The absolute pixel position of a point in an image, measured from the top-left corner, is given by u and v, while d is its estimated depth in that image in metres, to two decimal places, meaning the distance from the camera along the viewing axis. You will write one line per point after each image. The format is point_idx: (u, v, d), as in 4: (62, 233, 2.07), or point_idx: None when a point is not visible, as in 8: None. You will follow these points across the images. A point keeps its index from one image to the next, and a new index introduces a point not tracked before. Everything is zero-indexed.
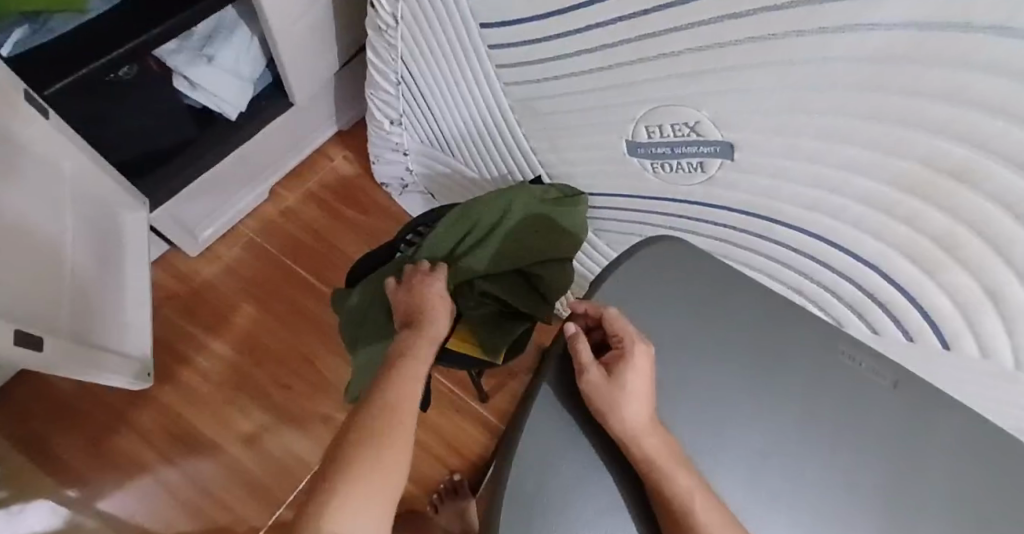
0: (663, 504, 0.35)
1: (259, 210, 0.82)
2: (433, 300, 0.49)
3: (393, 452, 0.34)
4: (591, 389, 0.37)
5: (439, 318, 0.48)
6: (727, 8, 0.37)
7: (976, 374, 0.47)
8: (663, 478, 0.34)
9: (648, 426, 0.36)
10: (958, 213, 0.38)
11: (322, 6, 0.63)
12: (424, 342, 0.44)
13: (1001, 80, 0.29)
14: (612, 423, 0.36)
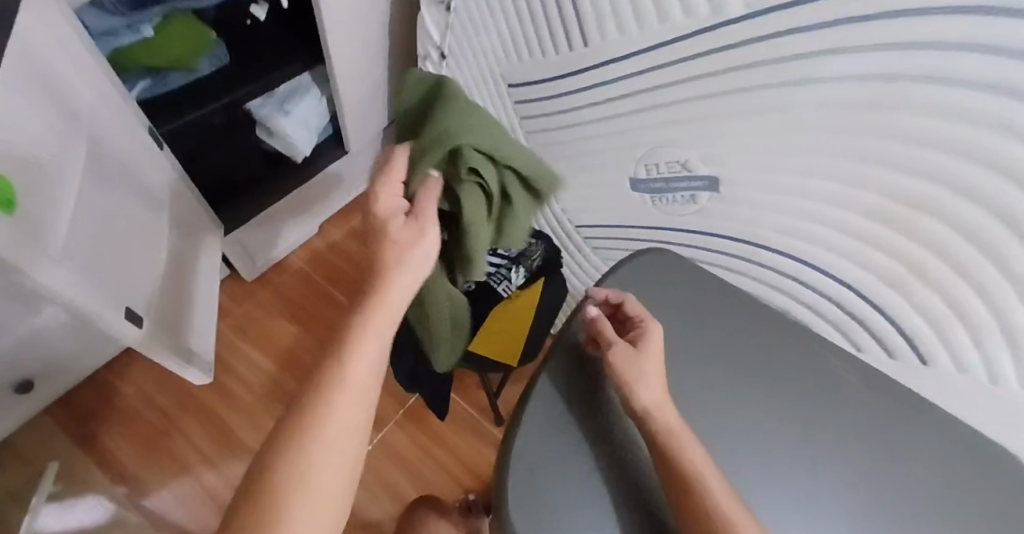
0: (674, 472, 0.39)
1: (308, 243, 0.93)
2: (396, 234, 0.37)
3: (329, 455, 0.32)
4: (614, 364, 0.42)
5: (402, 267, 0.37)
6: (709, 66, 0.47)
7: (955, 389, 0.51)
8: (676, 447, 0.39)
9: (664, 401, 0.41)
10: (912, 231, 0.44)
11: (381, 72, 0.76)
12: (379, 303, 0.36)
13: (940, 118, 0.38)
14: (632, 396, 0.41)
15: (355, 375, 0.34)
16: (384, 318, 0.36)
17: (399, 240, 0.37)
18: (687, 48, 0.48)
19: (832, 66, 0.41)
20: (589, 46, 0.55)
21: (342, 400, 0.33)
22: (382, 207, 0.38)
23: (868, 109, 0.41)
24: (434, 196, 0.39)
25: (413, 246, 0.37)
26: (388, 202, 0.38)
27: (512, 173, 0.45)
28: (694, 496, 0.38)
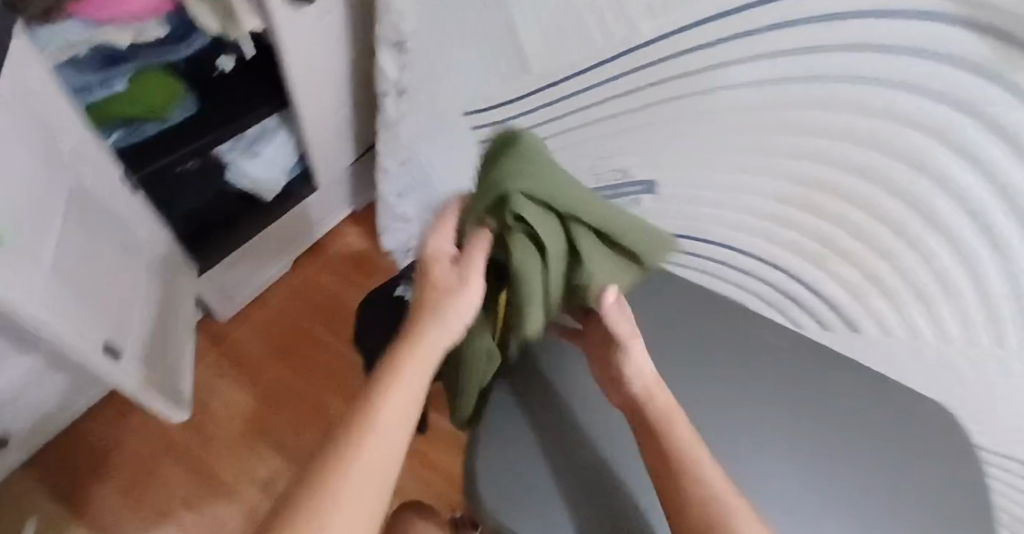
0: (675, 449, 0.39)
1: (281, 279, 0.95)
2: (439, 278, 0.38)
3: (357, 494, 0.31)
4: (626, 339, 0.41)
5: (443, 309, 0.37)
6: (629, 84, 0.53)
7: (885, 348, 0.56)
8: (675, 424, 0.40)
9: (656, 384, 0.42)
10: (822, 212, 0.50)
11: (344, 112, 0.82)
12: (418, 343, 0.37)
13: (825, 111, 0.43)
14: (639, 371, 0.42)
15: (390, 411, 0.34)
16: (421, 359, 0.36)
17: (441, 284, 0.38)
18: (608, 69, 0.53)
19: (730, 76, 0.46)
20: (534, 70, 0.59)
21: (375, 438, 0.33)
22: (432, 252, 0.39)
23: (772, 106, 0.46)
24: (485, 243, 0.37)
25: (457, 291, 0.37)
26: (437, 247, 0.39)
27: (582, 228, 0.36)
28: (694, 473, 0.38)
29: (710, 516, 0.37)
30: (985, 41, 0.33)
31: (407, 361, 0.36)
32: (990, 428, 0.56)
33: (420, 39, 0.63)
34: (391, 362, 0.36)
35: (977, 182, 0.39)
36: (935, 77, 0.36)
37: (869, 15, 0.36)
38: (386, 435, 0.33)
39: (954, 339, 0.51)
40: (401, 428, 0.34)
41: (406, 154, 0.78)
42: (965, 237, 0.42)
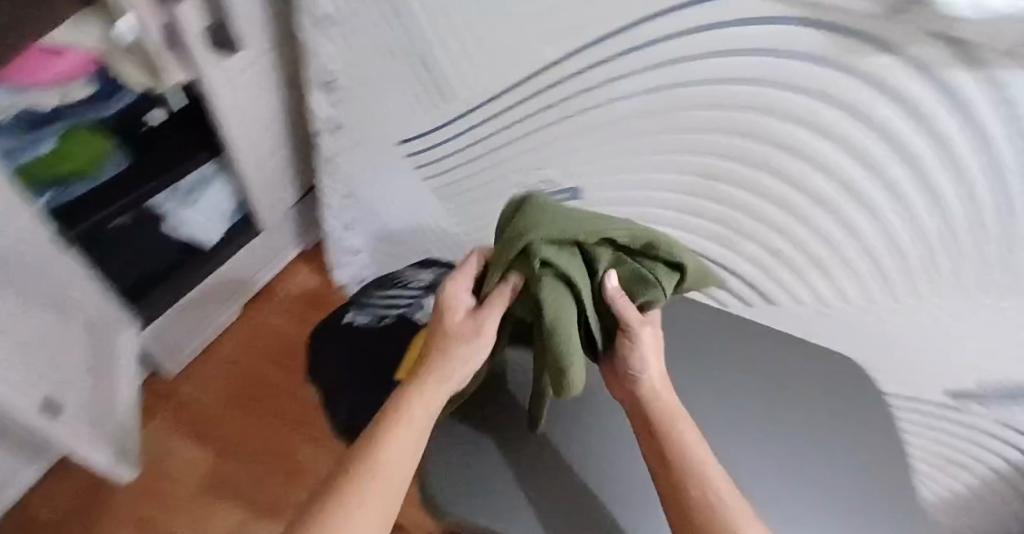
0: (677, 450, 0.38)
1: (232, 325, 0.95)
2: (456, 324, 0.40)
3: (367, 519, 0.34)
4: (636, 337, 0.38)
5: (457, 354, 0.40)
6: (541, 103, 0.57)
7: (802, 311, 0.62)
8: (676, 425, 0.39)
9: (660, 385, 0.41)
10: (723, 198, 0.56)
11: (282, 155, 0.83)
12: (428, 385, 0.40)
13: (707, 109, 0.49)
14: (643, 369, 0.40)
15: (400, 450, 0.37)
16: (431, 403, 0.39)
17: (457, 329, 0.40)
18: (513, 95, 0.58)
19: (614, 91, 0.52)
20: (455, 97, 0.61)
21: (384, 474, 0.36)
22: (453, 297, 0.41)
23: (667, 114, 0.52)
24: (505, 298, 0.39)
25: (470, 340, 0.40)
26: (458, 293, 0.41)
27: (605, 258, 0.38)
28: (696, 475, 0.37)
29: (713, 519, 0.36)
30: (827, 38, 0.38)
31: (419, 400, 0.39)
32: (909, 376, 0.62)
33: (347, 77, 0.65)
34: (402, 402, 0.39)
35: (839, 157, 0.45)
36: (794, 78, 0.42)
37: (730, 28, 0.42)
38: (396, 469, 0.36)
39: (854, 301, 0.58)
40: (408, 465, 0.37)
41: (348, 186, 0.79)
42: (838, 203, 0.49)
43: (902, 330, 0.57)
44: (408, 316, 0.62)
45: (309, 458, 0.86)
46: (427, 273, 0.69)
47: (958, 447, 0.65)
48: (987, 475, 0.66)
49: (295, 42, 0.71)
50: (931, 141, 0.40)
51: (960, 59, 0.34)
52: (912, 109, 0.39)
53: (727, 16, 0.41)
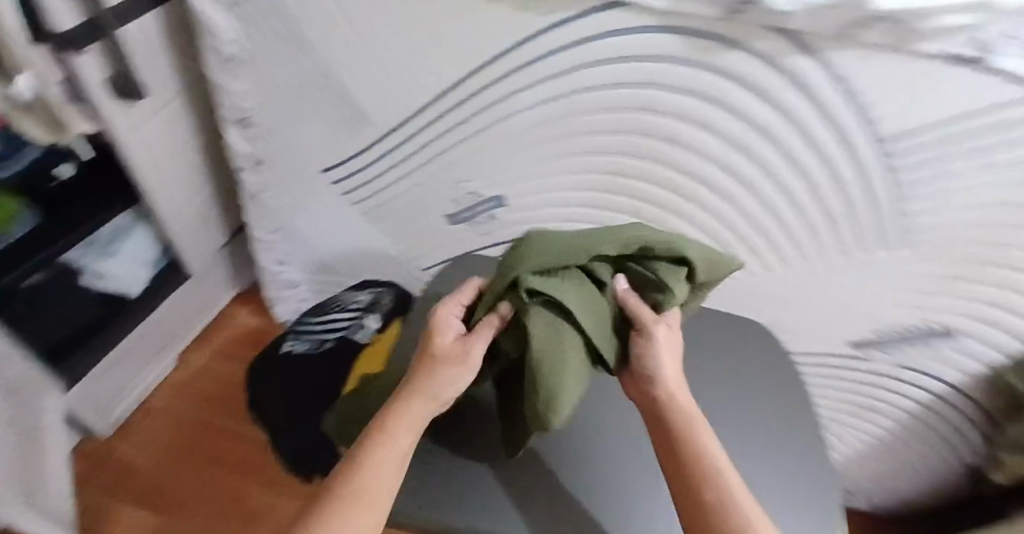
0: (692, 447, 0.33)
1: (169, 378, 0.93)
2: (438, 344, 0.35)
3: None
4: (647, 331, 0.35)
5: (439, 375, 0.34)
6: (446, 124, 0.60)
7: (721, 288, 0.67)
8: (693, 420, 0.34)
9: (675, 383, 0.35)
10: (628, 193, 0.62)
11: (204, 197, 0.82)
12: (405, 411, 0.34)
13: (603, 114, 0.54)
14: (655, 364, 0.35)
15: (366, 484, 0.31)
16: (408, 432, 0.33)
17: (440, 349, 0.35)
18: (425, 115, 0.60)
19: (519, 102, 0.56)
20: (370, 119, 0.62)
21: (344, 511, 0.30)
22: (439, 317, 0.37)
23: (566, 120, 0.56)
24: (489, 330, 0.34)
25: (455, 359, 0.34)
26: (446, 314, 0.37)
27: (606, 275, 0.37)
28: (712, 475, 0.32)
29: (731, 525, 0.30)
30: (680, 39, 0.46)
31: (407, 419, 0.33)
32: (820, 336, 0.67)
33: (262, 112, 0.66)
34: (383, 425, 0.33)
35: (713, 141, 0.53)
36: (667, 78, 0.49)
37: (603, 39, 0.48)
38: (371, 498, 0.31)
39: (755, 272, 0.64)
40: (374, 505, 0.31)
41: (277, 221, 0.79)
42: (721, 180, 0.56)
43: (805, 292, 0.63)
44: (348, 337, 0.64)
45: (263, 501, 0.83)
46: (364, 293, 0.70)
47: (873, 394, 0.71)
48: (903, 418, 0.73)
49: (207, 82, 0.72)
50: (780, 113, 0.48)
51: (792, 46, 0.43)
52: (759, 88, 0.47)
53: (599, 30, 0.48)
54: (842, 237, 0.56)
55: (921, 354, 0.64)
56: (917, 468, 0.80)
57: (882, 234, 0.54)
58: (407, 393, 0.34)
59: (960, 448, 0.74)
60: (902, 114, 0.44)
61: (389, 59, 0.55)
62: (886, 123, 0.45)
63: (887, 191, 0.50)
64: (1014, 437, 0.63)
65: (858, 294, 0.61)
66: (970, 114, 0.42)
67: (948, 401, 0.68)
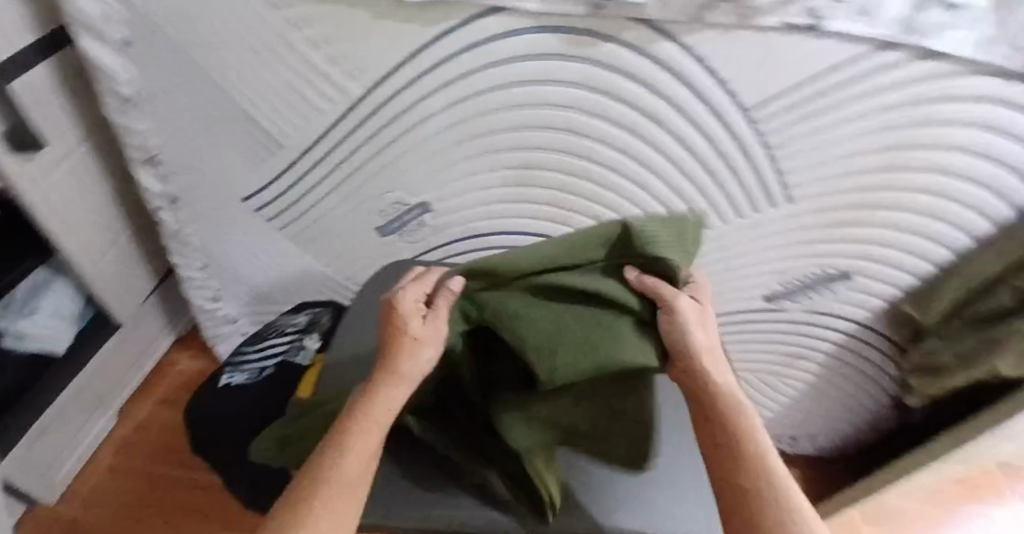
0: (734, 425, 0.31)
1: (112, 434, 0.91)
2: (404, 323, 0.35)
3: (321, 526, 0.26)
4: (680, 312, 0.33)
5: (413, 352, 0.34)
6: (359, 140, 0.61)
7: None
8: (738, 400, 0.32)
9: (712, 352, 0.33)
10: (545, 182, 0.64)
11: (125, 242, 0.81)
12: (380, 389, 0.33)
13: (512, 108, 0.57)
14: (696, 342, 0.33)
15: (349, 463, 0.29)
16: (386, 401, 0.32)
17: (406, 328, 0.35)
18: (335, 135, 0.60)
19: (427, 108, 0.57)
20: (280, 145, 0.62)
21: (333, 489, 0.28)
22: (403, 302, 0.36)
23: (470, 121, 0.59)
24: (454, 284, 0.38)
25: (425, 337, 0.34)
26: (409, 298, 0.37)
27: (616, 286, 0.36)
28: (760, 456, 0.30)
29: (778, 508, 0.28)
30: (552, 36, 0.50)
31: (387, 388, 0.33)
32: (738, 295, 0.73)
33: (171, 149, 0.66)
34: (359, 400, 0.32)
35: (607, 126, 0.57)
36: (553, 74, 0.53)
37: (490, 42, 0.51)
38: (356, 464, 0.29)
39: None
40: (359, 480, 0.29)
41: (203, 256, 0.79)
42: (620, 163, 0.61)
43: (714, 255, 0.68)
44: (288, 359, 0.63)
45: None
46: (301, 315, 0.71)
47: (791, 341, 0.77)
48: (827, 360, 0.79)
49: (111, 126, 0.71)
50: (656, 95, 0.53)
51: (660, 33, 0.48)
52: (635, 76, 0.52)
53: (489, 33, 0.50)
54: (734, 202, 0.62)
55: (826, 297, 0.70)
56: (850, 406, 0.87)
57: (767, 194, 0.60)
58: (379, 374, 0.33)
59: (880, 381, 0.81)
60: (759, 85, 0.50)
61: (287, 85, 0.56)
62: (744, 96, 0.51)
63: (763, 152, 0.56)
64: (916, 360, 0.70)
65: (759, 249, 0.66)
66: (813, 77, 0.49)
67: (858, 337, 0.74)
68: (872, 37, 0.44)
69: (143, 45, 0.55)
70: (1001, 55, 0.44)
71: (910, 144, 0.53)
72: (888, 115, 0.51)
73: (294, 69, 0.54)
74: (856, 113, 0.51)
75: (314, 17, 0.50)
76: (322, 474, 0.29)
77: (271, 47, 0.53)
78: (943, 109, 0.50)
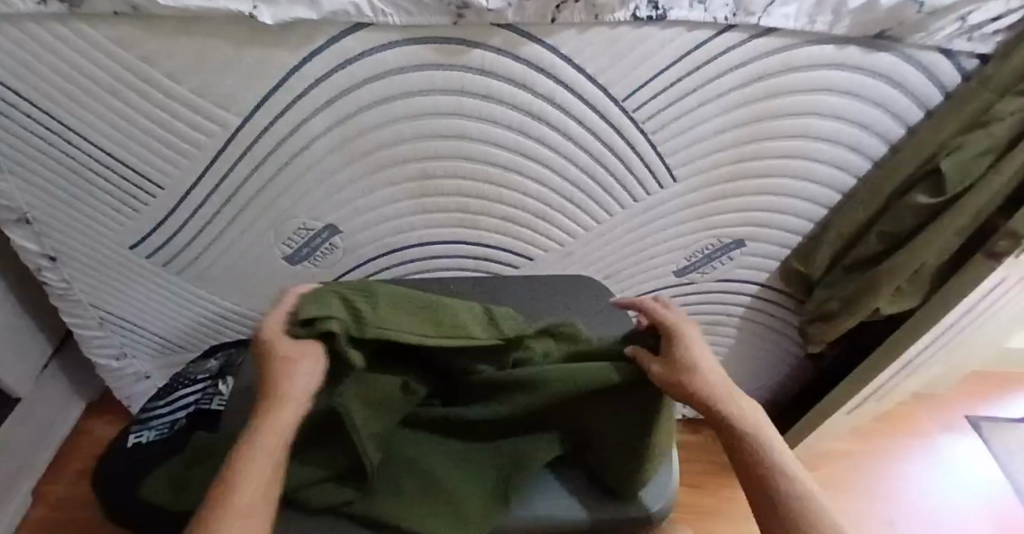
0: (753, 444, 0.39)
1: (26, 518, 0.84)
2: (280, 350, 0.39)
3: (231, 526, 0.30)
4: (671, 374, 0.39)
5: (291, 373, 0.38)
6: (246, 171, 0.59)
7: (553, 256, 0.73)
8: (749, 422, 0.40)
9: (719, 387, 0.41)
10: (447, 190, 0.64)
11: (10, 310, 0.75)
12: (275, 408, 0.36)
13: (397, 122, 0.56)
14: (704, 392, 0.40)
15: (249, 478, 0.33)
16: (279, 415, 0.36)
17: (288, 351, 0.39)
18: (221, 169, 0.58)
19: (314, 130, 0.56)
20: (163, 186, 0.60)
21: (237, 505, 0.31)
22: (269, 330, 0.40)
23: (359, 140, 0.58)
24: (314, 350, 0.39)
25: (302, 355, 0.38)
26: (274, 324, 0.40)
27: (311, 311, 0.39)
28: (777, 466, 0.37)
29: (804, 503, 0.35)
30: (425, 47, 0.50)
31: (273, 402, 0.37)
32: (647, 276, 0.76)
33: (42, 207, 0.62)
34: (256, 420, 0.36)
35: (497, 129, 0.58)
36: (434, 84, 0.53)
37: (363, 58, 0.50)
38: (257, 476, 0.33)
39: (576, 233, 0.70)
40: (262, 498, 0.32)
41: (97, 312, 0.75)
42: (517, 163, 0.61)
43: (617, 241, 0.71)
44: (201, 406, 0.61)
45: None
46: (213, 361, 0.67)
47: (704, 311, 0.82)
48: (739, 324, 0.84)
49: None
50: (533, 94, 0.54)
51: (525, 34, 0.49)
52: (512, 79, 0.53)
53: (361, 50, 0.49)
54: (628, 188, 0.65)
55: (727, 265, 0.76)
56: (768, 364, 0.93)
57: (655, 176, 0.63)
58: (274, 395, 0.37)
59: (788, 332, 0.87)
60: (627, 77, 0.53)
61: (160, 126, 0.54)
62: (614, 87, 0.54)
63: (642, 138, 0.59)
64: (811, 310, 0.77)
65: (657, 228, 0.70)
66: (674, 59, 0.52)
67: (761, 296, 0.80)
68: (715, 19, 0.49)
69: None
70: (823, 23, 0.50)
71: (769, 113, 0.58)
72: (741, 91, 0.56)
73: (163, 109, 0.52)
74: (715, 91, 0.55)
75: (172, 53, 0.48)
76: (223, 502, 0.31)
77: (134, 90, 0.51)
78: (793, 79, 0.55)
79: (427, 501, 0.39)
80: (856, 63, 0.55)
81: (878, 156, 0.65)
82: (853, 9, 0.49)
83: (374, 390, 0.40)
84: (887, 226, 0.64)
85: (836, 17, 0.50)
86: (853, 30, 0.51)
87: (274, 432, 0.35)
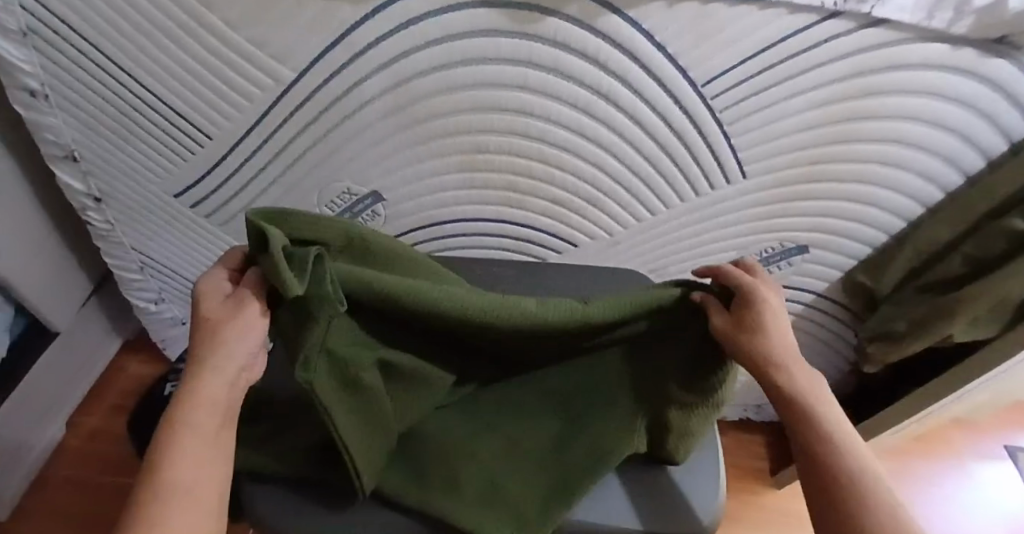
0: (813, 418, 0.36)
1: (60, 447, 0.87)
2: (213, 312, 0.37)
3: (180, 497, 0.30)
4: (736, 332, 0.38)
5: (235, 336, 0.36)
6: (294, 128, 0.56)
7: (602, 246, 0.70)
8: (809, 397, 0.37)
9: (786, 356, 0.39)
10: (498, 167, 0.61)
11: (54, 246, 0.76)
12: (208, 376, 0.35)
13: (455, 89, 0.53)
14: (768, 356, 0.38)
15: (191, 447, 0.32)
16: (217, 383, 0.35)
17: (224, 313, 0.37)
18: (269, 124, 0.56)
19: (366, 92, 0.53)
20: (212, 136, 0.58)
21: (181, 475, 0.31)
22: (205, 289, 0.39)
23: (413, 106, 0.54)
24: (254, 308, 0.37)
25: (241, 319, 0.37)
26: (213, 282, 0.39)
27: (282, 242, 0.34)
28: (839, 443, 0.35)
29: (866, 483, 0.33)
30: (496, 12, 0.46)
31: (210, 367, 0.35)
32: None
33: (88, 146, 0.62)
34: (189, 386, 0.34)
35: (560, 106, 0.54)
36: (499, 54, 0.49)
37: (428, 19, 0.46)
38: (198, 447, 0.32)
39: (628, 223, 0.67)
40: (204, 468, 0.32)
41: (139, 256, 0.76)
42: (574, 144, 0.58)
43: (670, 235, 0.68)
44: None
45: None
46: None
47: None
48: None
49: (23, 124, 0.65)
50: (605, 72, 0.51)
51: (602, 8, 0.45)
52: (584, 54, 0.49)
53: (424, 10, 0.46)
54: (690, 180, 0.61)
55: (784, 271, 0.72)
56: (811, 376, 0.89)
57: (723, 171, 0.59)
58: (205, 359, 0.35)
59: (838, 345, 0.83)
60: (707, 62, 0.49)
61: (211, 73, 0.52)
62: (693, 71, 0.49)
63: (716, 128, 0.55)
64: (872, 327, 0.73)
65: (715, 225, 0.66)
66: (761, 49, 0.47)
67: (816, 306, 0.76)
68: (818, 7, 0.43)
69: (44, 33, 0.50)
70: (942, 20, 0.44)
71: (860, 113, 0.53)
72: (833, 87, 0.51)
73: (215, 55, 0.50)
74: (803, 85, 0.50)
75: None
76: (157, 478, 0.30)
77: (186, 32, 0.48)
78: (894, 78, 0.50)
79: (486, 508, 0.41)
80: (968, 67, 0.49)
81: (972, 172, 0.59)
82: (978, 8, 0.43)
83: (345, 367, 0.36)
84: (974, 249, 0.59)
85: (958, 15, 0.44)
86: (973, 30, 0.46)
87: (210, 399, 0.34)
